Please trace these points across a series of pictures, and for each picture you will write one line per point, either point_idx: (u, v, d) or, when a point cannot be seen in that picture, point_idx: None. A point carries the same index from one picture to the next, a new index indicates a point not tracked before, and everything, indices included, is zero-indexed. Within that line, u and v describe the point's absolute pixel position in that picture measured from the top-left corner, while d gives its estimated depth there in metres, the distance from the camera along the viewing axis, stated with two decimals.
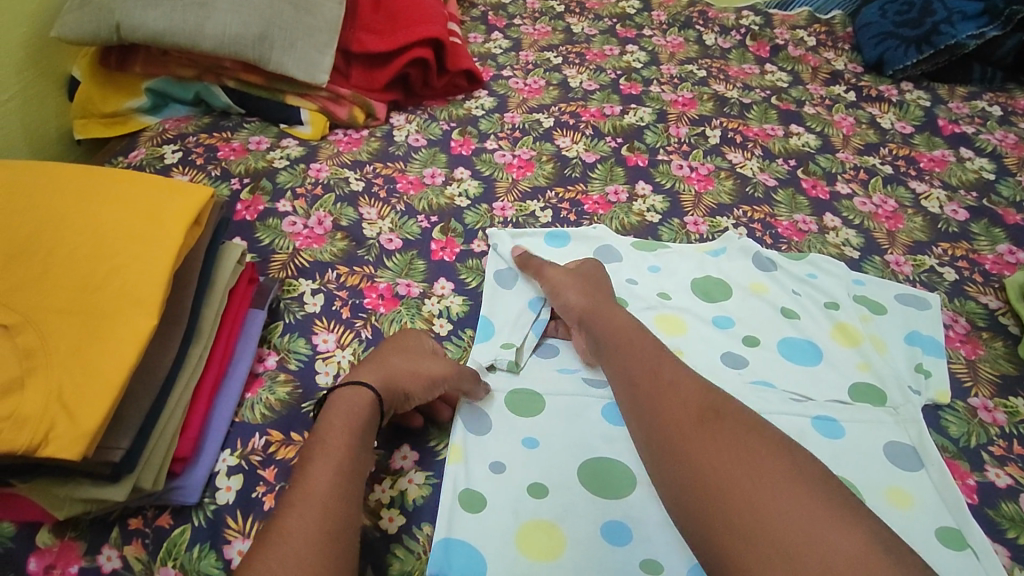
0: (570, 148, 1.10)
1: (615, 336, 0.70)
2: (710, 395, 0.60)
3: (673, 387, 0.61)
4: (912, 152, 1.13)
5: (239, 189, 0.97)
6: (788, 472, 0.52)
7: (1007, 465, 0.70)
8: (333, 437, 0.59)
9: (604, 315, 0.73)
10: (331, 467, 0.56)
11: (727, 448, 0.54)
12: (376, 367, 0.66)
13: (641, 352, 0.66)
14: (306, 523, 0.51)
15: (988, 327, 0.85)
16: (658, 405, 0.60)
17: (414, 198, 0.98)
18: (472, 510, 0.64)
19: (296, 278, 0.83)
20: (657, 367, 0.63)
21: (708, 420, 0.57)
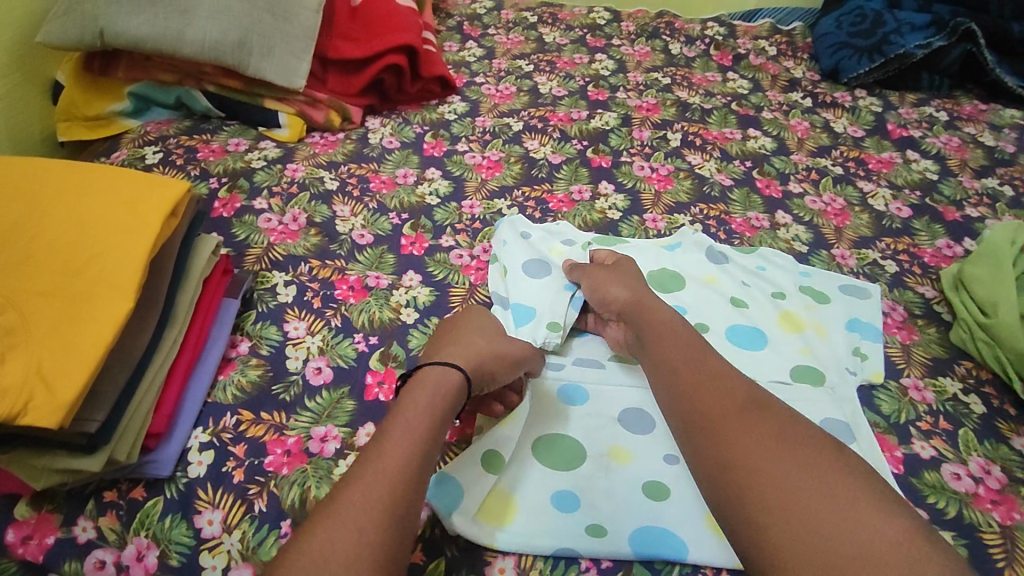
0: (538, 150, 1.16)
1: (657, 329, 0.73)
2: (753, 393, 0.64)
3: (717, 380, 0.65)
4: (862, 155, 1.20)
5: (217, 188, 1.01)
6: (828, 469, 0.55)
7: (932, 439, 0.75)
8: (408, 416, 0.61)
9: (645, 309, 0.76)
10: (405, 446, 0.58)
11: (771, 442, 0.58)
12: (461, 350, 0.70)
13: (687, 346, 0.70)
14: (368, 499, 0.53)
15: (924, 314, 0.90)
16: (702, 393, 0.64)
17: (386, 197, 1.03)
18: (489, 470, 0.68)
19: (270, 271, 0.88)
20: (704, 361, 0.67)
21: (752, 414, 0.61)
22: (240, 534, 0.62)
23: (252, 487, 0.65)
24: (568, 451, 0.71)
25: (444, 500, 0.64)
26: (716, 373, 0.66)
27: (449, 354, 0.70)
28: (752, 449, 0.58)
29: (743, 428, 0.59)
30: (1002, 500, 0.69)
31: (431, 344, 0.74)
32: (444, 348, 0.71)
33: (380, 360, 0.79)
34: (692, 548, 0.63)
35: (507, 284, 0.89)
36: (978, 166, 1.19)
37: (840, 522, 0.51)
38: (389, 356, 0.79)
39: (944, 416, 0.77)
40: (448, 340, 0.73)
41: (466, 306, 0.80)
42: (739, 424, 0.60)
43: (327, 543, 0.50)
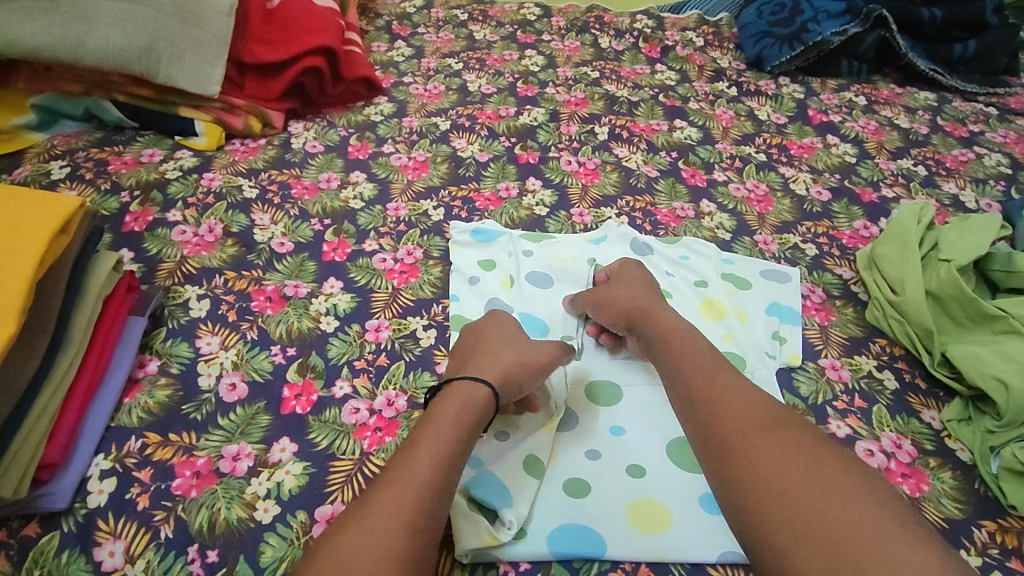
0: (465, 149, 1.15)
1: (667, 337, 0.73)
2: (769, 404, 0.63)
3: (731, 392, 0.64)
4: (784, 141, 1.22)
5: (128, 202, 0.96)
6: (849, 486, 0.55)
7: (847, 417, 0.76)
8: (435, 425, 0.61)
9: (654, 318, 0.76)
10: (432, 450, 0.59)
11: (790, 456, 0.57)
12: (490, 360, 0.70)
13: (698, 356, 0.69)
14: (401, 502, 0.54)
15: (842, 295, 0.93)
16: (717, 405, 0.63)
17: (309, 203, 1.01)
18: (528, 470, 0.68)
19: (182, 285, 0.84)
20: (717, 373, 0.67)
21: (769, 427, 0.60)
22: (144, 564, 0.59)
23: (158, 514, 0.62)
24: (512, 446, 0.70)
25: (479, 490, 0.65)
26: (727, 384, 0.65)
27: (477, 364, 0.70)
28: (769, 461, 0.57)
29: (759, 441, 0.59)
30: (912, 473, 0.71)
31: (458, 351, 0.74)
32: (472, 355, 0.71)
33: (298, 372, 0.77)
34: (610, 545, 0.64)
35: (506, 294, 0.90)
36: (893, 147, 1.23)
37: (867, 538, 0.50)
38: (308, 367, 0.78)
39: (858, 394, 0.79)
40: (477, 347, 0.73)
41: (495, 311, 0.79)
42: (755, 437, 0.59)
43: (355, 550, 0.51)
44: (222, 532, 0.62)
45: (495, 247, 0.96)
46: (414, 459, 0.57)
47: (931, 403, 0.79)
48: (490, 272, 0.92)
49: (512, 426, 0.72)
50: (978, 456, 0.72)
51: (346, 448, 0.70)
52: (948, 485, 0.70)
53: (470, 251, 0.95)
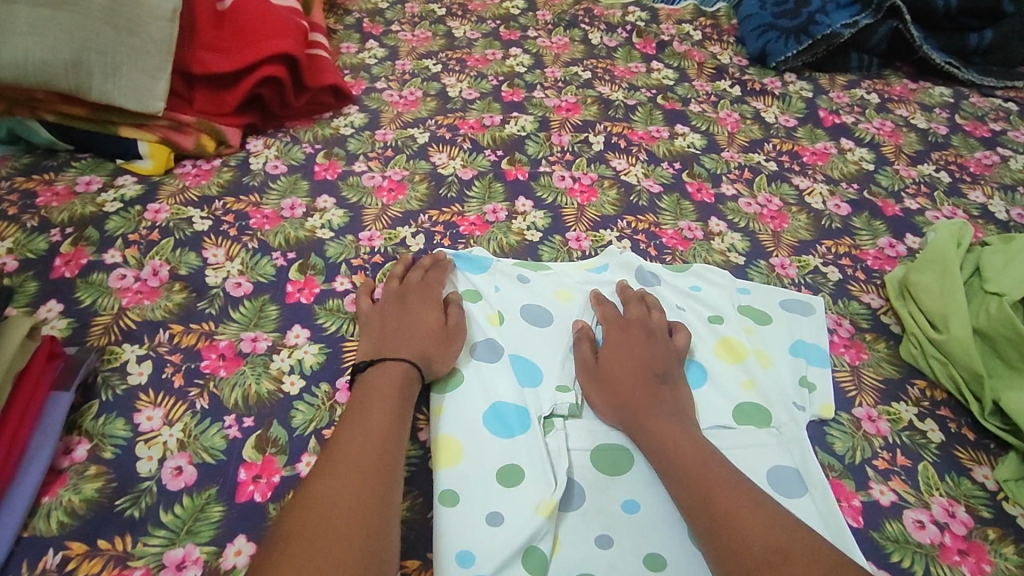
0: (446, 164, 1.03)
1: (659, 441, 0.64)
2: (777, 525, 0.56)
3: (734, 518, 0.56)
4: (795, 147, 1.12)
5: (58, 241, 0.83)
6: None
7: (891, 480, 0.67)
8: (348, 440, 0.60)
9: (644, 414, 0.66)
10: (348, 467, 0.57)
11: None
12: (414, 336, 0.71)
13: (693, 467, 0.61)
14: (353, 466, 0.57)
15: (872, 328, 0.83)
16: (732, 528, 0.55)
17: (269, 234, 0.88)
18: (527, 568, 0.58)
19: (120, 344, 0.72)
20: (719, 480, 0.59)
21: (781, 566, 0.52)
22: None
23: None
24: (511, 536, 0.60)
25: None
26: (729, 507, 0.57)
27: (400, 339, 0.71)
28: None
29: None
30: (970, 549, 0.62)
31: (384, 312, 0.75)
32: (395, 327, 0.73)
33: (255, 448, 0.65)
34: None
35: (496, 334, 0.77)
36: (912, 151, 1.13)
37: None
38: (268, 440, 0.66)
39: (901, 451, 0.70)
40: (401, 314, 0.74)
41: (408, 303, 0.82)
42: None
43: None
44: None
45: (481, 278, 0.83)
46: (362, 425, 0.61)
47: (983, 458, 0.70)
48: (477, 307, 0.80)
49: (508, 508, 0.62)
50: None
51: None
52: (1012, 563, 0.62)
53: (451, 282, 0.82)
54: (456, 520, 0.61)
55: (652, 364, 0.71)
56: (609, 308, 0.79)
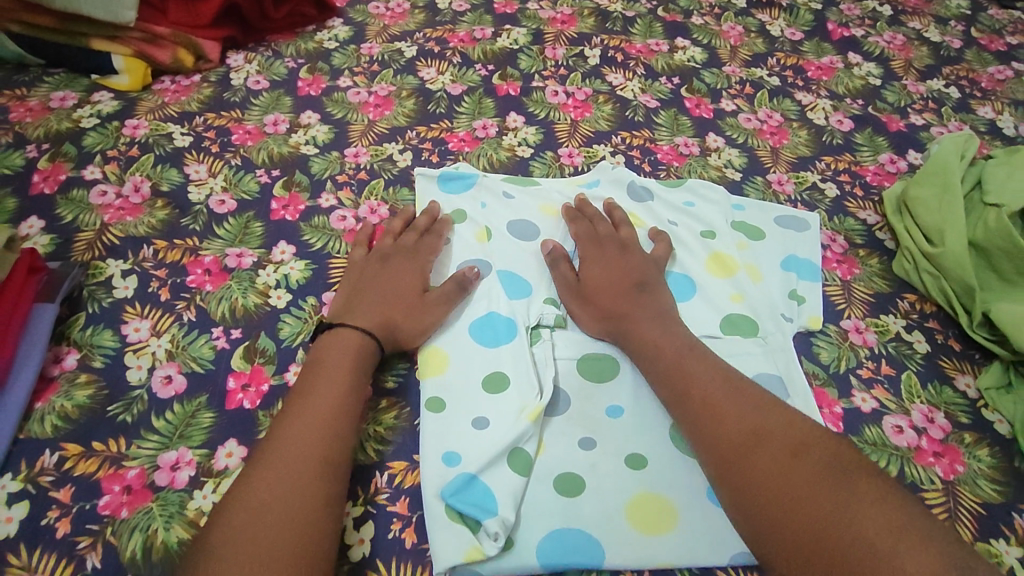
0: (435, 80, 0.99)
1: (640, 344, 0.65)
2: (750, 418, 0.55)
3: (714, 416, 0.56)
4: (800, 61, 1.07)
5: (35, 157, 0.80)
6: (841, 500, 0.48)
7: (874, 389, 0.68)
8: (356, 316, 0.66)
9: (630, 320, 0.66)
10: (359, 317, 0.65)
11: (773, 487, 0.51)
12: (397, 304, 0.67)
13: (675, 370, 0.61)
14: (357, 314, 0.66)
15: (866, 244, 0.82)
16: (707, 417, 0.57)
17: (252, 150, 0.86)
18: (512, 467, 0.59)
19: (104, 259, 0.72)
20: (690, 371, 0.61)
21: (746, 456, 0.53)
22: None
23: (82, 541, 0.53)
24: (496, 437, 0.61)
25: (456, 497, 0.57)
26: (709, 404, 0.57)
27: (368, 299, 0.67)
28: (772, 474, 0.51)
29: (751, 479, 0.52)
30: (945, 451, 0.64)
31: (361, 262, 0.72)
32: (372, 278, 0.70)
33: (244, 358, 0.66)
34: (609, 552, 0.56)
35: (482, 250, 0.77)
36: (922, 66, 1.08)
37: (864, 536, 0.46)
38: (256, 351, 0.67)
39: (886, 360, 0.70)
40: (386, 272, 0.70)
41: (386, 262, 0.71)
42: (736, 472, 0.53)
43: (237, 528, 0.48)
44: (160, 559, 0.53)
45: (467, 195, 0.83)
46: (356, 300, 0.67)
47: (967, 367, 0.70)
48: (461, 225, 0.80)
49: (494, 413, 0.63)
50: (1019, 430, 0.65)
51: None
52: (985, 464, 0.63)
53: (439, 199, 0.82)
54: (442, 425, 0.62)
55: (628, 275, 0.70)
56: (588, 225, 0.77)
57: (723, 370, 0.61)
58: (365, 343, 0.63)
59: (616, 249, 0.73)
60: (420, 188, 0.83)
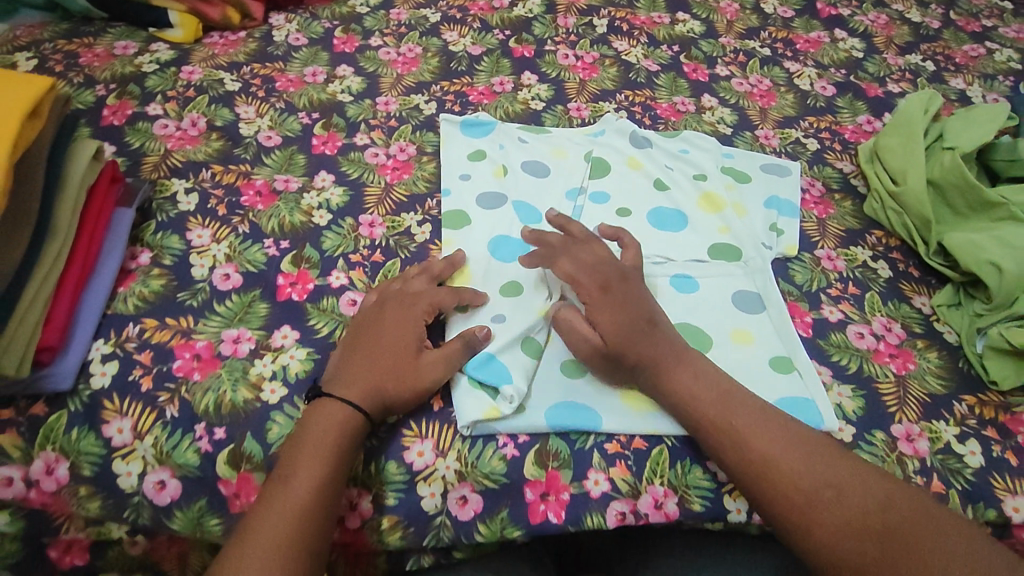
0: (457, 42, 1.09)
1: (668, 385, 0.64)
2: (779, 445, 0.61)
3: (767, 463, 0.60)
4: (790, 35, 1.17)
5: (104, 95, 0.90)
6: (871, 503, 0.57)
7: (840, 304, 0.78)
8: (363, 354, 0.65)
9: (659, 371, 0.65)
10: (369, 352, 0.65)
11: (819, 504, 0.57)
12: (388, 365, 0.63)
13: (707, 410, 0.63)
14: (365, 353, 0.65)
15: (841, 189, 0.91)
16: (746, 446, 0.61)
17: (294, 95, 0.95)
18: (525, 351, 0.69)
19: (169, 178, 0.81)
20: (718, 409, 0.63)
21: (786, 484, 0.58)
22: (152, 440, 0.62)
23: (162, 394, 0.64)
24: (512, 327, 0.71)
25: (477, 369, 0.66)
26: (762, 452, 0.60)
27: (360, 358, 0.64)
28: (810, 489, 0.58)
29: (815, 524, 0.57)
30: (900, 353, 0.74)
31: (366, 315, 0.69)
32: (370, 332, 0.66)
33: (292, 263, 0.76)
34: (607, 418, 0.66)
35: (499, 183, 0.87)
36: (903, 42, 1.18)
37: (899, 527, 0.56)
38: (302, 258, 0.77)
39: (852, 283, 0.80)
40: (388, 320, 0.67)
41: (391, 308, 0.68)
42: (779, 499, 0.58)
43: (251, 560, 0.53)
44: (228, 411, 0.63)
45: (486, 138, 0.93)
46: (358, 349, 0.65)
47: (924, 289, 0.80)
48: (480, 163, 0.89)
49: (509, 310, 0.73)
50: (964, 336, 0.75)
51: None
52: (934, 364, 0.73)
53: (461, 141, 0.91)
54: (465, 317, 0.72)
55: (640, 309, 0.67)
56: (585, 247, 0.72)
57: (753, 405, 0.63)
58: (372, 380, 0.63)
59: (613, 286, 0.68)
60: (444, 130, 0.93)
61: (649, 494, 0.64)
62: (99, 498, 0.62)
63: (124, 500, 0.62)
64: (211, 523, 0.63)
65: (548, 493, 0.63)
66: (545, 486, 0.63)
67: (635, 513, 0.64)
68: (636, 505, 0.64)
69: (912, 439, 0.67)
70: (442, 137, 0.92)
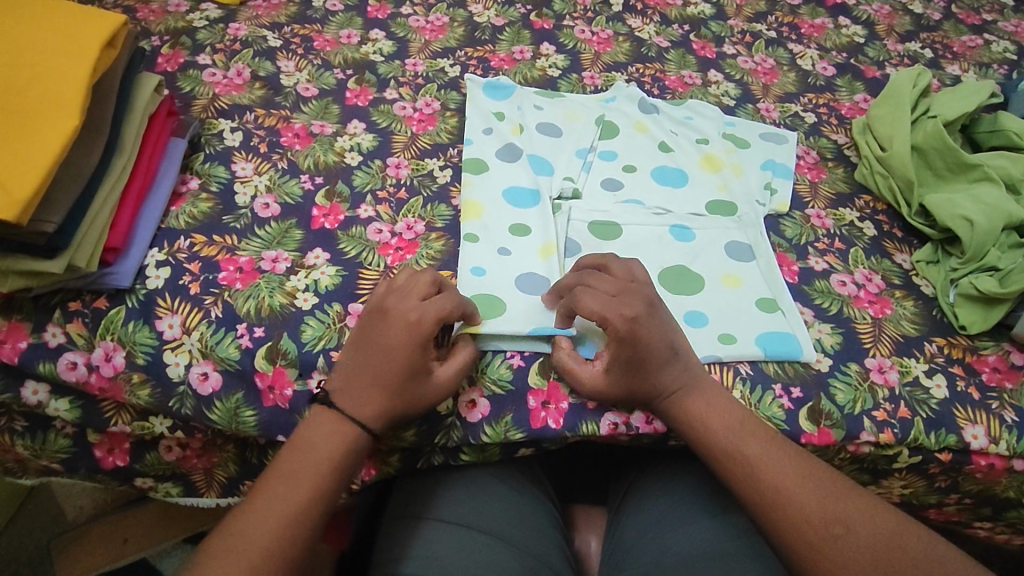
0: (481, 13, 1.16)
1: (687, 411, 0.67)
2: (790, 471, 0.62)
3: (778, 495, 0.61)
4: (796, 20, 1.23)
5: (159, 45, 0.99)
6: (873, 535, 0.58)
7: (826, 256, 0.84)
8: (367, 371, 0.63)
9: (678, 402, 0.67)
10: (374, 369, 0.63)
11: (817, 530, 0.59)
12: (395, 379, 0.63)
13: (721, 433, 0.65)
14: (371, 370, 0.63)
15: (834, 158, 0.98)
16: (754, 469, 0.63)
17: (331, 54, 1.03)
18: (521, 288, 0.77)
19: (216, 119, 0.90)
20: (733, 437, 0.65)
21: (786, 507, 0.60)
22: (198, 335, 0.69)
23: (208, 298, 0.71)
24: (515, 264, 0.79)
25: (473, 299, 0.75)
26: (774, 484, 0.62)
27: (368, 376, 0.63)
28: (809, 512, 0.60)
29: (819, 556, 0.58)
30: (878, 300, 0.80)
31: (359, 320, 0.68)
32: (370, 343, 0.64)
33: (325, 197, 0.83)
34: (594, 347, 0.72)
35: (515, 138, 0.93)
36: (903, 31, 1.25)
37: (891, 559, 0.57)
38: (335, 193, 0.84)
39: (838, 239, 0.86)
40: (387, 330, 0.64)
41: (390, 313, 0.65)
42: (779, 518, 0.60)
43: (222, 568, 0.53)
44: (267, 314, 0.71)
45: (505, 98, 0.99)
46: (364, 359, 0.64)
47: (905, 248, 0.87)
48: (500, 121, 0.96)
49: (515, 248, 0.81)
50: (939, 289, 0.81)
51: (372, 260, 0.78)
52: (909, 311, 0.80)
53: (484, 102, 0.98)
54: (474, 250, 0.80)
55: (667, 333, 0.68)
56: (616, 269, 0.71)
57: (775, 440, 0.65)
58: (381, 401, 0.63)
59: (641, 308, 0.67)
60: (470, 88, 1.00)
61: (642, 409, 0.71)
62: (149, 386, 0.68)
63: (171, 389, 0.68)
64: (246, 415, 0.69)
65: (549, 401, 0.70)
66: (546, 395, 0.70)
67: (626, 425, 0.70)
68: (629, 417, 0.70)
69: (884, 370, 0.74)
70: (466, 95, 0.99)
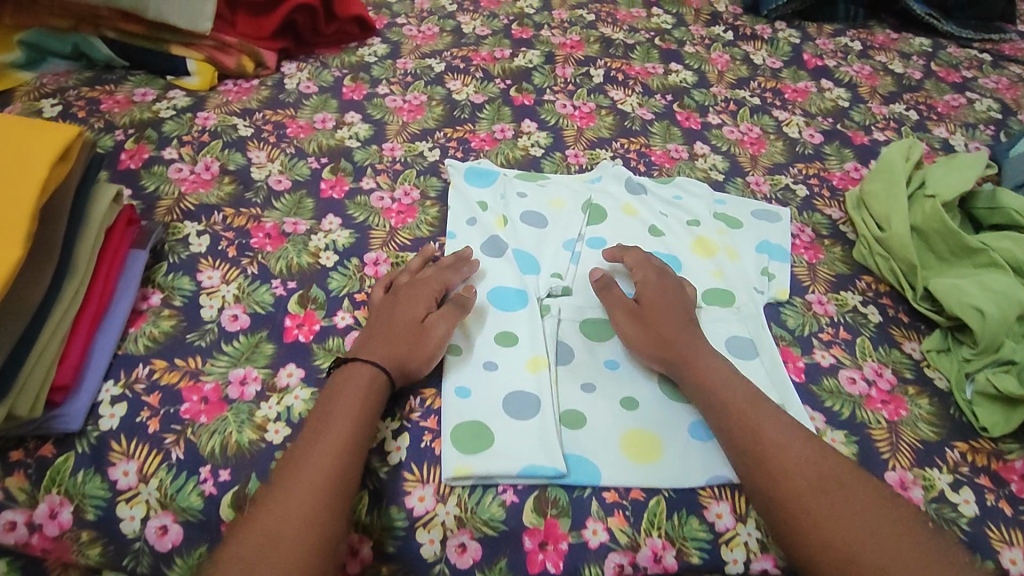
0: (460, 90, 1.13)
1: (702, 377, 0.70)
2: (801, 447, 0.64)
3: (786, 465, 0.62)
4: (778, 85, 1.22)
5: (123, 139, 0.95)
6: (886, 523, 0.59)
7: (832, 348, 0.80)
8: (382, 328, 0.72)
9: (700, 373, 0.70)
10: (389, 325, 0.72)
11: (823, 502, 0.60)
12: (401, 331, 0.71)
13: (734, 401, 0.68)
14: (387, 325, 0.72)
15: (830, 235, 0.94)
16: (762, 437, 0.65)
17: (304, 141, 0.99)
18: (511, 411, 0.71)
19: (182, 221, 0.85)
20: (745, 405, 0.68)
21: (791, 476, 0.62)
22: (157, 483, 0.63)
23: (168, 437, 0.65)
24: (503, 376, 0.74)
25: (459, 430, 0.68)
26: (785, 455, 0.63)
27: (382, 332, 0.71)
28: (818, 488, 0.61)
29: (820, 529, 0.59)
30: (891, 399, 0.76)
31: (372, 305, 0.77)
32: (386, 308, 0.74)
33: (299, 304, 0.78)
34: (604, 473, 0.67)
35: (500, 232, 0.89)
36: (887, 92, 1.24)
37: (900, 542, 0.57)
38: (309, 299, 0.79)
39: (842, 327, 0.82)
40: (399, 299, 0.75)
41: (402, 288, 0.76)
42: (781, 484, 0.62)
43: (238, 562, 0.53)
44: (234, 453, 0.65)
45: (487, 186, 0.95)
46: (382, 319, 0.73)
47: (913, 335, 0.82)
48: (483, 212, 0.91)
49: (503, 360, 0.75)
50: (954, 384, 0.77)
51: None
52: (924, 410, 0.75)
53: (465, 191, 0.94)
54: (460, 366, 0.74)
55: (686, 318, 0.76)
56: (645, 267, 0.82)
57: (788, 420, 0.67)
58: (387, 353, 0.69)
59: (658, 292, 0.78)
60: (450, 173, 0.96)
61: (649, 547, 0.64)
62: (101, 543, 0.62)
63: (126, 546, 0.62)
64: None
65: (547, 542, 0.64)
66: (544, 535, 0.64)
67: (633, 566, 0.64)
68: (635, 557, 0.64)
69: (905, 486, 0.69)
70: (446, 183, 0.95)
